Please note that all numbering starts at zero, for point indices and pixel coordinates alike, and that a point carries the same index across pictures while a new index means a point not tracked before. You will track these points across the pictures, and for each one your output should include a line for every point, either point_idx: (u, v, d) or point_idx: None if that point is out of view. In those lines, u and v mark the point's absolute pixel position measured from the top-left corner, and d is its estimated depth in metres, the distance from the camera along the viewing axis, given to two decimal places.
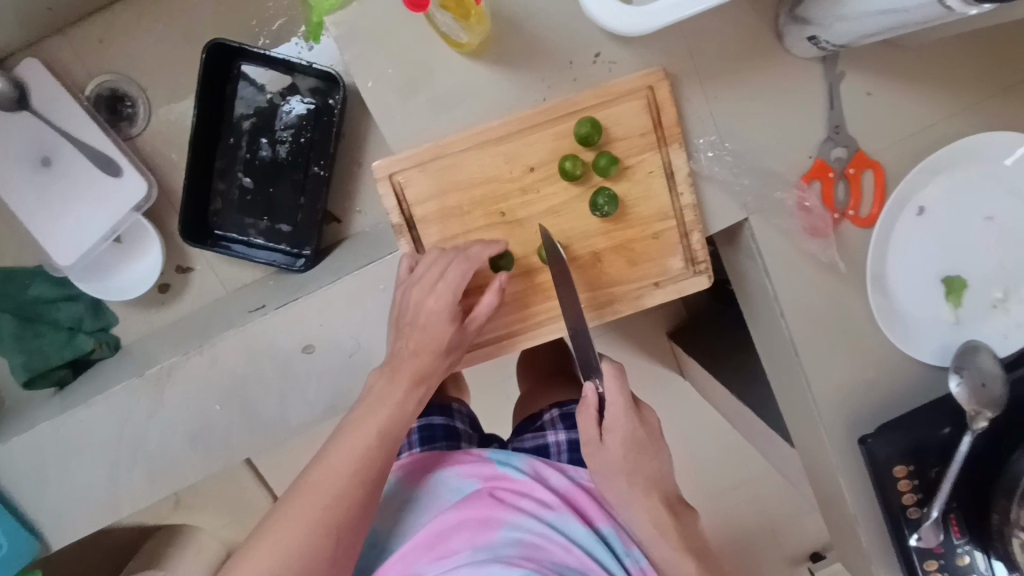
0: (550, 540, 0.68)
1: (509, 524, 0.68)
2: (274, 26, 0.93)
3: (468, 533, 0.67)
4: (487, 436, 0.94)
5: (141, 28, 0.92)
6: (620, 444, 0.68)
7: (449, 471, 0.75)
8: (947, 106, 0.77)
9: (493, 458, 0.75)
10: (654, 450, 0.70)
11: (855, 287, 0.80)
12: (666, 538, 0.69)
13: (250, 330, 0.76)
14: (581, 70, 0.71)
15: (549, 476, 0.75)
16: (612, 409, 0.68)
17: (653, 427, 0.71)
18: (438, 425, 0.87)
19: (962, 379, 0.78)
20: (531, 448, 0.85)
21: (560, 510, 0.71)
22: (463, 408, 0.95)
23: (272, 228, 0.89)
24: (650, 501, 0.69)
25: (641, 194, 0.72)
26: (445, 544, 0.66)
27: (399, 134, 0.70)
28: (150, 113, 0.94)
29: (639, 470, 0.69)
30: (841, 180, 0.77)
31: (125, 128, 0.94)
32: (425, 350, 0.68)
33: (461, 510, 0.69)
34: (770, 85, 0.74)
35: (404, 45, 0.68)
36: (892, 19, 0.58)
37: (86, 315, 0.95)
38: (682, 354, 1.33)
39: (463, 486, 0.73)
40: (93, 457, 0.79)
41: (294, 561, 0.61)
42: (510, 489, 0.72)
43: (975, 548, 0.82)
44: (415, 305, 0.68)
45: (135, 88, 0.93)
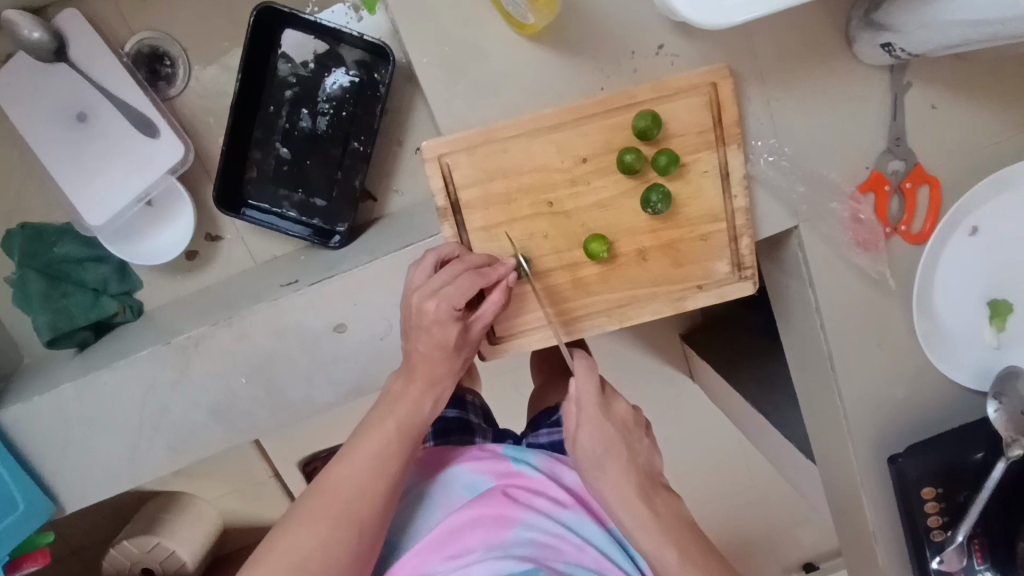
0: (565, 539, 0.66)
1: (524, 523, 0.65)
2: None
3: (483, 531, 0.64)
4: (502, 430, 0.93)
5: None
6: (593, 434, 0.63)
7: (463, 467, 0.73)
8: (1012, 126, 0.74)
9: (507, 455, 0.74)
10: (630, 439, 0.66)
11: (899, 304, 0.79)
12: (647, 532, 0.61)
13: (280, 307, 0.74)
14: (643, 62, 0.68)
15: (562, 474, 0.74)
16: (583, 403, 0.64)
17: (622, 416, 0.66)
18: (452, 419, 0.86)
19: (1002, 406, 0.78)
20: (548, 444, 0.82)
21: (575, 509, 0.70)
22: (474, 400, 0.95)
23: (305, 201, 0.87)
24: (626, 489, 0.62)
25: (694, 193, 0.70)
26: (459, 541, 0.64)
27: (452, 114, 0.68)
28: (188, 74, 0.91)
29: (614, 464, 0.63)
30: (896, 194, 0.75)
31: (163, 89, 0.91)
32: (430, 354, 0.64)
33: (475, 507, 0.67)
34: (835, 91, 0.71)
35: (465, 23, 0.66)
36: (980, 32, 0.55)
37: (111, 278, 0.92)
38: (695, 356, 1.31)
39: (477, 481, 0.71)
40: (113, 423, 0.77)
41: (310, 562, 0.56)
42: (525, 487, 0.71)
43: (994, 574, 0.81)
44: (416, 306, 0.63)
45: (174, 48, 0.90)
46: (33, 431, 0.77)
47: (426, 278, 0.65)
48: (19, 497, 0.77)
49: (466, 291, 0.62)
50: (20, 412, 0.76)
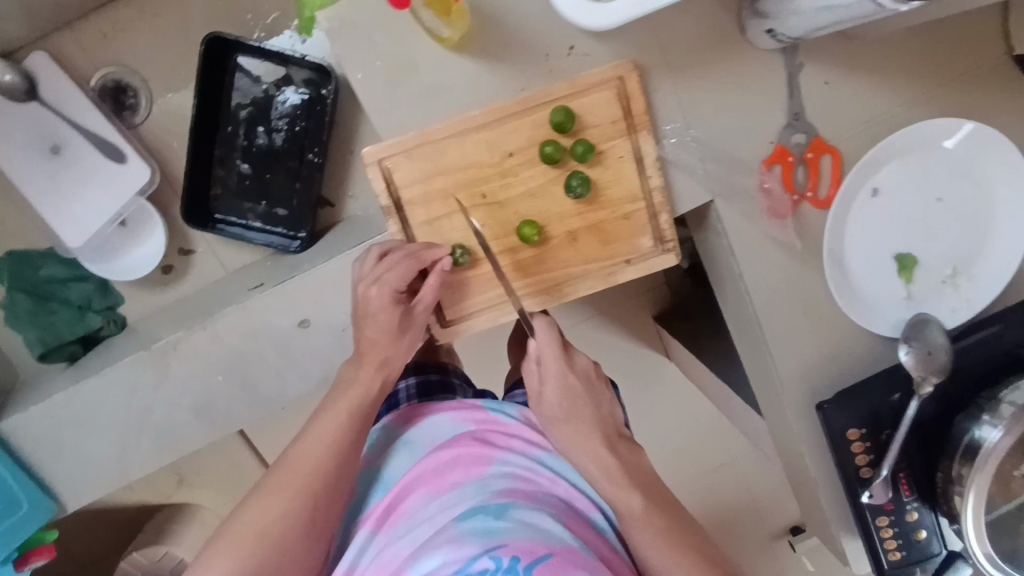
0: (539, 474, 0.72)
1: (501, 460, 0.71)
2: (267, 19, 0.98)
3: (464, 467, 0.69)
4: (481, 391, 1.00)
5: (140, 22, 0.96)
6: (558, 390, 0.73)
7: (443, 416, 0.78)
8: (899, 95, 0.82)
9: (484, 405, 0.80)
10: (593, 394, 0.75)
11: (814, 265, 0.86)
12: (612, 478, 0.69)
13: (249, 308, 0.81)
14: (557, 62, 0.75)
15: (535, 423, 0.80)
16: (546, 360, 0.74)
17: (586, 373, 0.76)
18: (435, 379, 0.92)
19: (911, 349, 0.86)
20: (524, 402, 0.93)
21: (548, 448, 0.76)
22: (455, 368, 1.01)
23: (268, 212, 0.94)
24: (591, 437, 0.72)
25: (613, 178, 0.78)
26: (441, 477, 0.69)
27: (387, 122, 0.75)
28: (151, 103, 0.99)
29: (576, 413, 0.73)
30: (801, 164, 0.82)
31: (128, 118, 0.99)
32: (378, 336, 0.73)
33: (456, 447, 0.72)
34: (735, 75, 0.78)
35: (391, 39, 0.73)
36: (835, 16, 0.62)
37: (94, 295, 0.99)
38: (669, 337, 1.40)
39: (456, 428, 0.77)
40: (105, 427, 0.85)
41: (283, 524, 0.63)
42: (501, 431, 0.76)
43: (922, 505, 0.89)
44: (363, 294, 0.73)
45: (136, 79, 0.97)
46: (31, 438, 0.84)
47: (372, 263, 0.73)
48: (22, 497, 0.84)
49: (403, 276, 0.72)
50: (20, 419, 0.83)
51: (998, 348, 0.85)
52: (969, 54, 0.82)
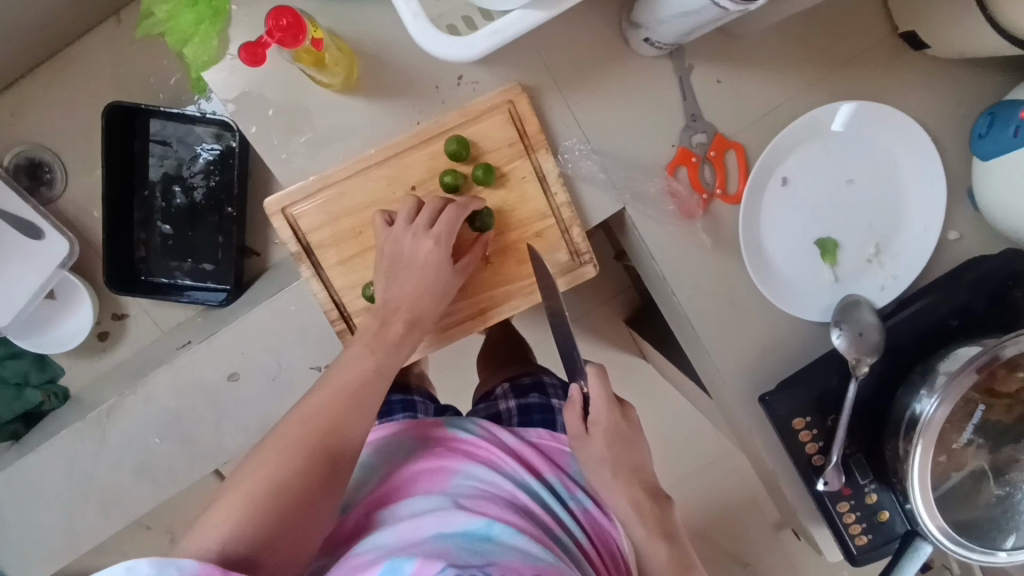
0: (499, 487, 0.73)
1: (463, 473, 0.74)
2: (177, 80, 0.99)
3: (423, 486, 0.72)
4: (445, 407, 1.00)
5: (52, 100, 0.99)
6: (605, 441, 0.75)
7: (413, 433, 0.80)
8: (791, 86, 0.83)
9: (446, 420, 0.81)
10: (633, 442, 0.77)
11: (735, 259, 0.87)
12: (644, 524, 0.74)
13: (178, 366, 0.82)
14: (448, 93, 0.77)
15: (501, 433, 0.82)
16: (596, 404, 0.75)
17: (634, 421, 0.78)
18: (397, 400, 0.93)
19: (843, 332, 0.85)
20: (485, 415, 0.95)
21: (510, 462, 0.78)
22: (420, 387, 1.02)
23: (195, 268, 0.95)
24: (625, 487, 0.75)
25: (518, 198, 0.79)
26: (403, 494, 0.71)
27: (286, 171, 0.77)
28: (66, 175, 1.00)
29: (622, 463, 0.75)
30: (705, 163, 0.83)
31: (46, 192, 1.00)
32: (415, 296, 0.73)
33: (417, 470, 0.74)
34: (622, 86, 0.80)
35: (279, 90, 0.74)
36: (692, 21, 0.64)
37: (31, 370, 0.99)
38: (645, 342, 1.41)
39: (418, 446, 0.79)
40: (47, 504, 0.84)
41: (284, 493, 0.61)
42: (462, 448, 0.78)
43: (880, 486, 0.88)
44: (407, 248, 0.73)
45: (49, 154, 0.99)
46: None
47: (409, 223, 0.73)
48: None
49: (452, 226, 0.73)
50: None
51: (929, 321, 0.85)
52: (854, 37, 0.84)
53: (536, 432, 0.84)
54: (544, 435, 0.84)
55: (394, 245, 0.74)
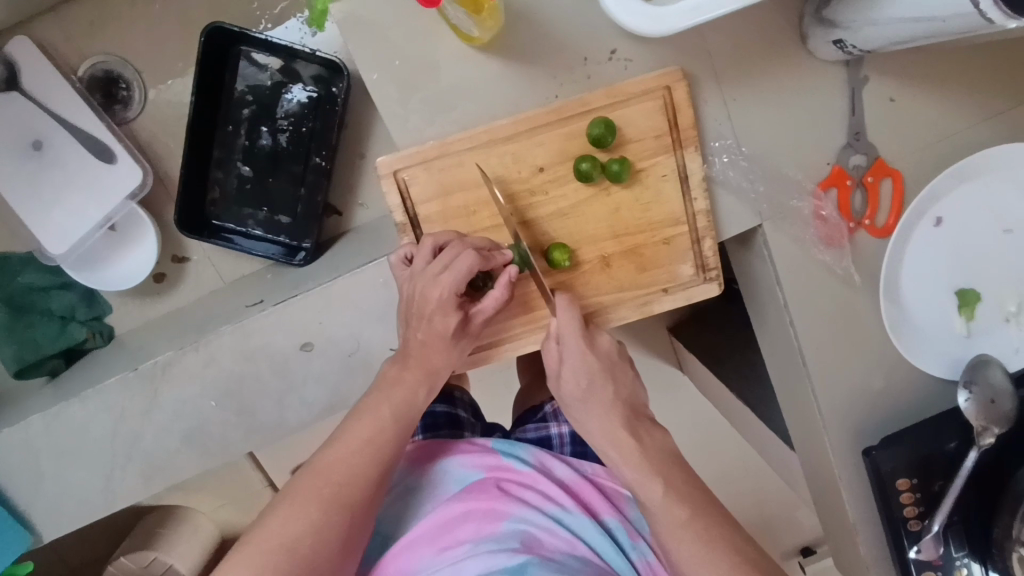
0: (556, 534, 0.68)
1: (515, 516, 0.67)
2: (275, 10, 0.90)
3: (474, 524, 0.66)
4: (489, 425, 0.95)
5: (137, 10, 0.89)
6: (577, 370, 0.66)
7: (453, 460, 0.75)
8: (971, 114, 0.74)
9: (497, 449, 0.76)
10: (615, 368, 0.68)
11: (867, 298, 0.78)
12: (629, 463, 0.63)
13: (247, 328, 0.74)
14: (596, 68, 0.68)
15: (554, 468, 0.77)
16: (567, 342, 0.66)
17: (610, 352, 0.68)
18: (440, 414, 0.87)
19: (972, 395, 0.77)
20: (535, 439, 0.86)
21: (565, 503, 0.72)
22: (463, 395, 0.95)
23: (270, 219, 0.86)
24: (610, 423, 0.65)
25: (652, 198, 0.70)
26: (449, 535, 0.66)
27: (403, 130, 0.68)
28: (144, 96, 0.91)
29: (597, 390, 0.66)
30: (859, 189, 0.74)
31: (120, 112, 0.91)
32: (429, 344, 0.66)
33: (467, 504, 0.69)
34: (789, 87, 0.71)
35: (414, 37, 0.65)
36: (923, 28, 0.54)
37: (78, 305, 0.91)
38: (684, 349, 1.29)
39: (467, 475, 0.73)
40: (84, 454, 0.77)
41: (303, 543, 0.56)
42: (516, 481, 0.73)
43: (973, 561, 0.81)
44: (418, 293, 0.64)
45: (129, 71, 0.90)
46: (7, 462, 0.77)
47: (427, 265, 0.64)
48: None
49: (466, 277, 0.62)
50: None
51: None
52: None
53: (592, 466, 0.79)
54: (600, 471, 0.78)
55: (406, 288, 0.66)
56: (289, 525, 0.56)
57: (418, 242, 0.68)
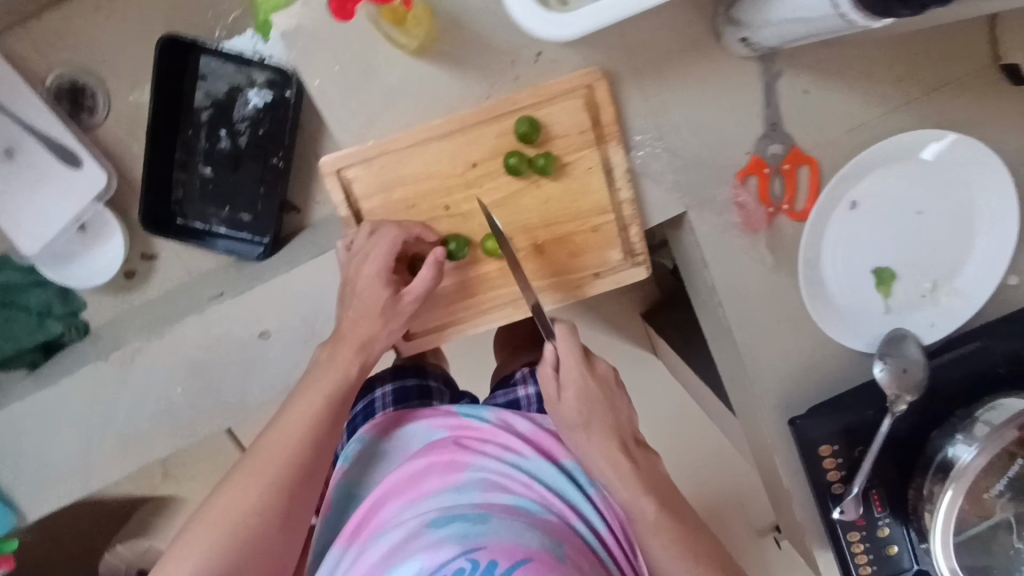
0: (513, 479, 0.74)
1: (475, 467, 0.73)
2: (230, 18, 0.94)
3: (437, 477, 0.72)
4: (459, 394, 1.01)
5: (98, 22, 0.94)
6: (578, 401, 0.73)
7: (419, 425, 0.81)
8: (881, 105, 0.79)
9: (460, 411, 0.82)
10: (610, 402, 0.75)
11: (790, 279, 0.83)
12: (626, 484, 0.72)
13: (207, 317, 0.80)
14: (523, 69, 0.72)
15: (515, 422, 0.82)
16: (565, 369, 0.74)
17: (605, 378, 0.76)
18: (412, 385, 0.93)
19: (886, 365, 0.83)
20: (504, 403, 0.93)
21: (523, 452, 0.78)
22: (437, 369, 1.02)
23: (232, 217, 0.91)
24: (609, 448, 0.73)
25: (581, 189, 0.75)
26: (415, 488, 0.71)
27: (345, 132, 0.72)
28: (109, 104, 0.96)
29: (596, 420, 0.74)
30: (777, 176, 0.79)
31: (86, 119, 0.96)
32: (363, 319, 0.71)
33: (430, 456, 0.75)
34: (709, 85, 0.75)
35: (352, 44, 0.69)
36: (805, 29, 0.59)
37: (55, 301, 0.97)
38: (655, 335, 1.33)
39: (432, 436, 0.79)
40: (63, 437, 0.84)
41: (250, 522, 0.60)
42: (476, 436, 0.79)
43: (894, 521, 0.88)
44: (354, 272, 0.71)
45: (93, 80, 0.95)
46: None
47: (359, 245, 0.71)
48: None
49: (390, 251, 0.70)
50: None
51: (978, 366, 0.83)
52: (956, 60, 0.79)
53: (553, 420, 0.84)
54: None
55: (345, 267, 0.73)
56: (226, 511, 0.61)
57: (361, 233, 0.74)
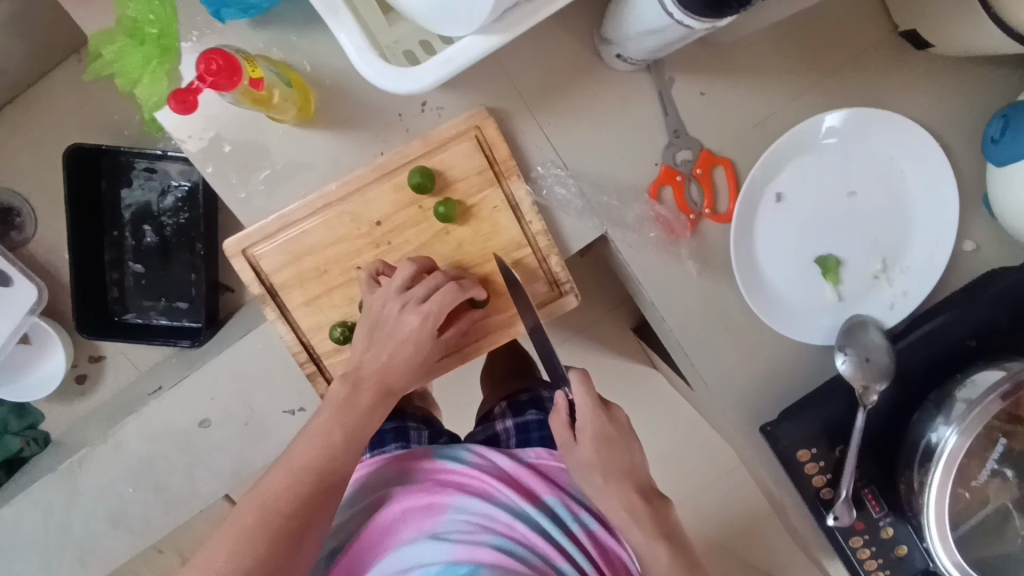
0: (493, 520, 0.70)
1: (453, 509, 0.70)
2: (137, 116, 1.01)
3: (414, 523, 0.69)
4: (442, 429, 0.90)
5: (36, 148, 1.02)
6: (592, 449, 0.70)
7: (397, 473, 0.74)
8: (782, 94, 0.77)
9: (436, 453, 0.75)
10: (626, 445, 0.71)
11: (729, 281, 0.80)
12: (642, 527, 0.68)
13: (147, 413, 0.84)
14: (411, 120, 0.73)
15: (495, 457, 0.76)
16: (582, 410, 0.70)
17: (624, 424, 0.72)
18: (389, 429, 0.84)
19: (848, 357, 0.78)
20: (483, 440, 0.85)
21: (503, 492, 0.72)
22: (416, 409, 0.92)
23: (170, 306, 0.98)
24: (628, 497, 0.69)
25: (490, 229, 0.74)
26: (391, 540, 0.68)
27: (246, 211, 0.73)
28: (35, 217, 1.02)
29: (613, 465, 0.70)
30: (691, 181, 0.77)
31: (16, 236, 1.02)
32: (394, 367, 0.70)
33: (406, 502, 0.71)
34: (599, 105, 0.75)
35: (237, 127, 0.71)
36: (660, 38, 0.60)
37: (10, 417, 1.00)
38: (654, 355, 1.18)
39: (406, 480, 0.73)
40: (28, 549, 0.86)
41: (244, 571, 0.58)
42: (453, 479, 0.73)
43: (895, 520, 0.79)
44: (391, 318, 0.69)
45: (19, 199, 1.02)
46: None
47: (399, 291, 0.69)
48: None
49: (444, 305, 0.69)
50: None
51: (944, 343, 0.77)
52: (851, 38, 0.77)
53: (534, 451, 0.78)
54: (543, 453, 0.77)
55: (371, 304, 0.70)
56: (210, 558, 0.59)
57: (277, 308, 0.73)
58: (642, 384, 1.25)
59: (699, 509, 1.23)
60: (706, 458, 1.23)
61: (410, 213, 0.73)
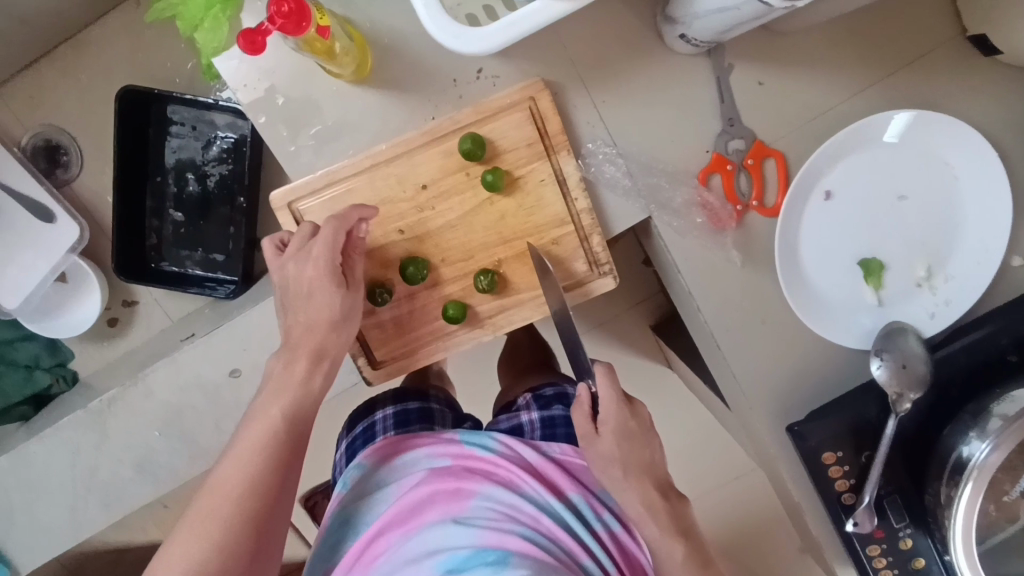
0: (520, 511, 0.70)
1: (480, 495, 0.70)
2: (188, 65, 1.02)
3: (440, 506, 0.69)
4: (464, 415, 0.90)
5: (88, 90, 1.03)
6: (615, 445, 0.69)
7: (418, 452, 0.74)
8: (841, 91, 0.76)
9: (462, 438, 0.74)
10: (648, 440, 0.71)
11: (769, 276, 0.79)
12: (658, 520, 0.68)
13: (179, 360, 0.85)
14: (465, 87, 0.73)
15: (522, 449, 0.75)
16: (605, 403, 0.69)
17: (645, 419, 0.72)
18: (414, 408, 0.82)
19: (884, 362, 0.76)
20: (506, 429, 0.81)
21: (530, 484, 0.72)
22: (439, 392, 0.89)
23: (206, 258, 1.00)
24: (646, 493, 0.69)
25: (534, 203, 0.74)
26: (416, 520, 0.68)
27: (294, 165, 0.73)
28: (81, 155, 1.03)
29: (634, 459, 0.70)
30: (741, 172, 0.76)
31: (61, 174, 1.04)
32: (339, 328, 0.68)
33: (432, 484, 0.70)
34: (654, 86, 0.74)
35: (293, 78, 0.71)
36: (730, 17, 0.59)
37: (43, 353, 1.02)
38: (671, 350, 1.17)
39: (431, 462, 0.73)
40: (53, 483, 0.88)
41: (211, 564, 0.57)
42: (479, 468, 0.73)
43: (917, 532, 0.78)
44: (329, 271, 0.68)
45: (66, 138, 1.03)
46: None
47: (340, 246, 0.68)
48: None
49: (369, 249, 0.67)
50: None
51: (984, 354, 0.76)
52: (917, 39, 0.76)
53: (560, 447, 0.76)
54: (569, 450, 0.76)
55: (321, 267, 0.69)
56: (186, 553, 0.57)
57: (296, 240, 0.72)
58: (660, 379, 1.23)
59: (708, 510, 1.23)
60: (722, 457, 1.23)
61: (457, 179, 0.73)
